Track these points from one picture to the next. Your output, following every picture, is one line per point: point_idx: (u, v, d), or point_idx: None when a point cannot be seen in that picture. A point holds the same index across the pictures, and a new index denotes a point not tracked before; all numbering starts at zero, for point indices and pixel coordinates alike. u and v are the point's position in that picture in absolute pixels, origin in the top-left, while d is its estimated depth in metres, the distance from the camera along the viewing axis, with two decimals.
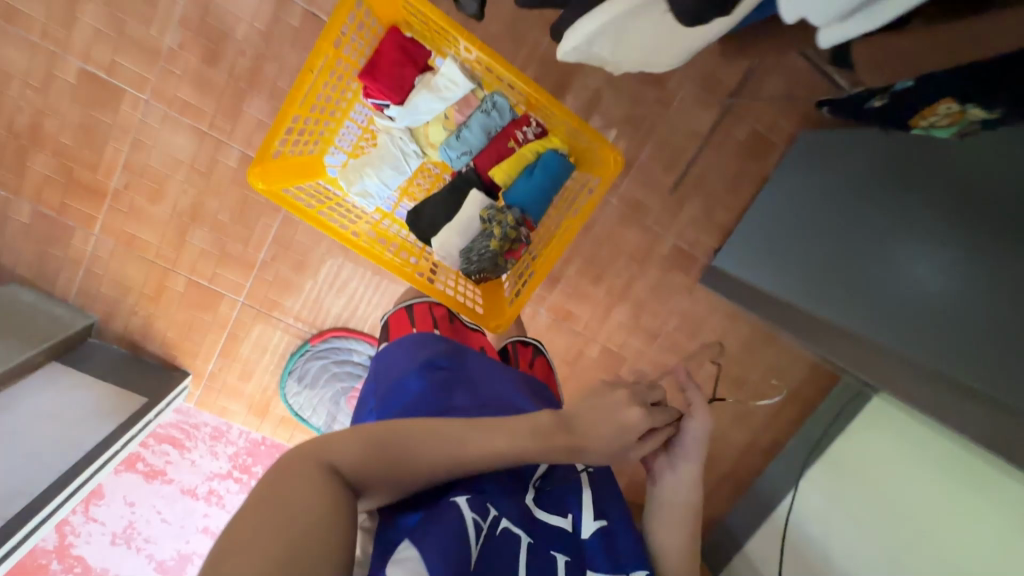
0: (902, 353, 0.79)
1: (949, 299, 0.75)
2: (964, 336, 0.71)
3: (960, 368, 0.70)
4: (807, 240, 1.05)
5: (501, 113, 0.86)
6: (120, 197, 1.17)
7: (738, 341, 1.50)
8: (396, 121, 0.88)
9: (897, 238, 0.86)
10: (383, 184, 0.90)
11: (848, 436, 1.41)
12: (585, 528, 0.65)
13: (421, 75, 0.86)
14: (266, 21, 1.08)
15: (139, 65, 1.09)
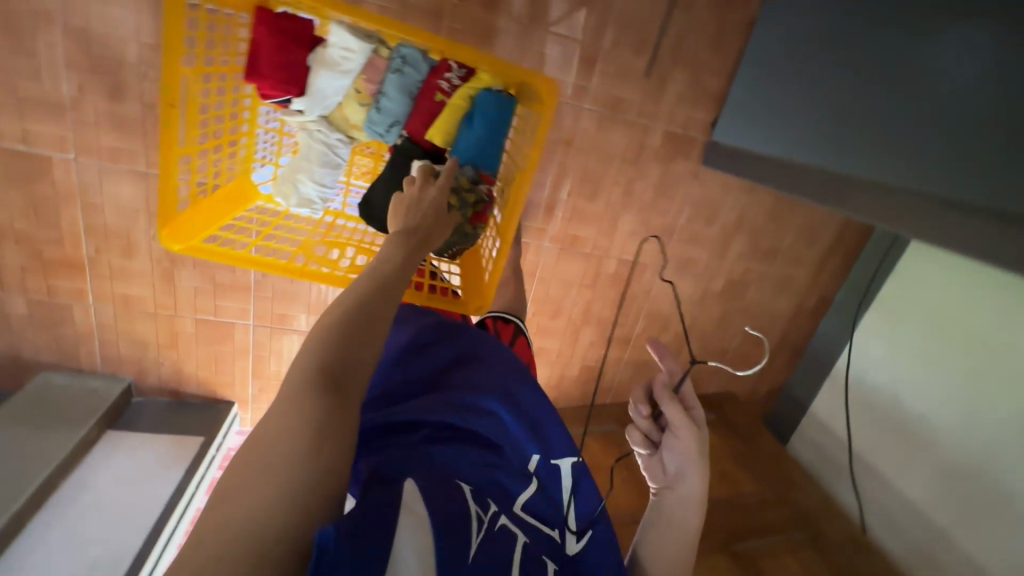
0: (935, 192, 0.72)
1: (980, 120, 0.67)
2: (999, 157, 0.64)
3: (999, 193, 0.63)
4: (815, 91, 0.93)
5: (415, 67, 0.75)
6: (97, 262, 1.15)
7: (762, 212, 1.37)
8: (307, 113, 0.79)
9: (926, 58, 0.75)
10: (319, 185, 0.83)
11: (897, 280, 1.35)
12: (570, 545, 0.67)
13: (313, 52, 0.74)
14: (152, 33, 0.96)
15: (52, 124, 1.01)
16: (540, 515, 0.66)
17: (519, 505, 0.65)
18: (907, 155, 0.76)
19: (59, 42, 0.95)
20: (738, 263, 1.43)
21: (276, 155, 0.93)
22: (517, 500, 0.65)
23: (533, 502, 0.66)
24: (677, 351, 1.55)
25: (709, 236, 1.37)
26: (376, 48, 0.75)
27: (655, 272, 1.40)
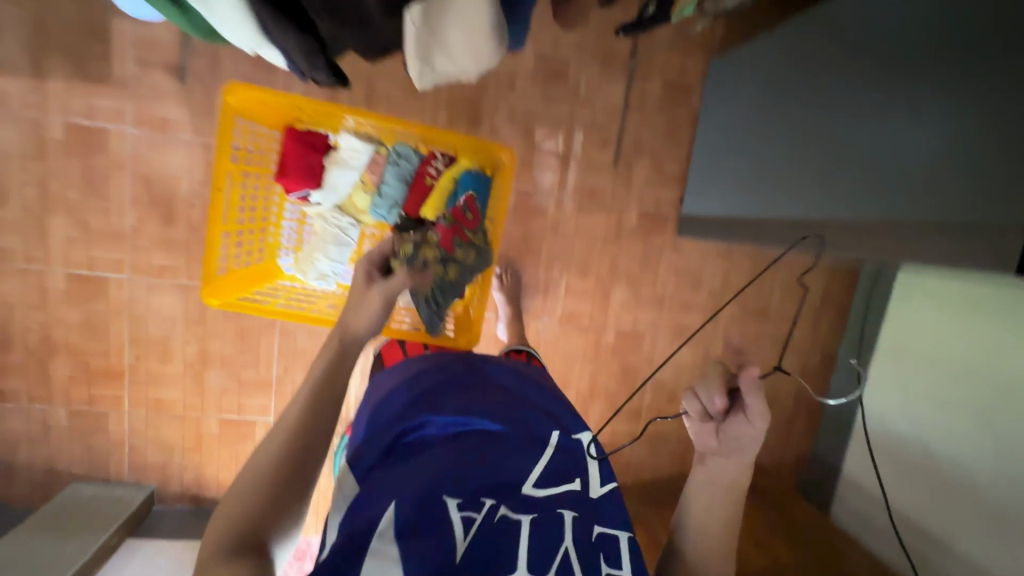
0: (901, 224, 0.72)
1: (933, 155, 0.68)
2: (958, 185, 0.64)
3: (959, 217, 0.64)
4: (773, 150, 1.01)
5: (408, 159, 0.93)
6: (136, 369, 1.26)
7: (745, 275, 1.45)
8: (323, 203, 0.94)
9: (874, 112, 0.77)
10: (335, 262, 0.96)
11: (892, 323, 1.36)
12: (594, 490, 0.63)
13: (327, 155, 0.92)
14: (202, 170, 1.19)
15: (112, 251, 1.20)
16: (556, 482, 0.62)
17: (531, 484, 0.60)
18: (839, 186, 0.83)
19: (128, 185, 1.18)
20: (732, 326, 1.48)
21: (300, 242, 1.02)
22: (528, 479, 0.61)
23: (546, 474, 0.62)
24: None
25: (699, 301, 1.44)
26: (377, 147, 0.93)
27: (653, 341, 1.45)
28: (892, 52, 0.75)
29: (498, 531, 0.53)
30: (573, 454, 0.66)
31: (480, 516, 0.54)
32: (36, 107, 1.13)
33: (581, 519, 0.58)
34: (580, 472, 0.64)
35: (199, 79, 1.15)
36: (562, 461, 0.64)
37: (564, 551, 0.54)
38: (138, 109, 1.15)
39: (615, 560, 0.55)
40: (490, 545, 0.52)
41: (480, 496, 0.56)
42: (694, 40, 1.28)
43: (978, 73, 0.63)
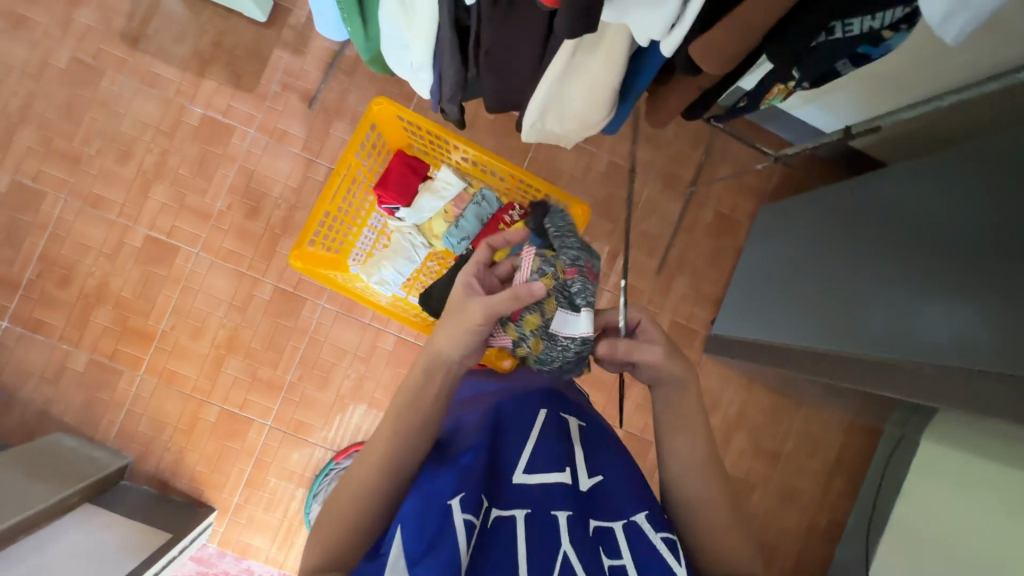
0: (926, 382, 0.78)
1: (965, 335, 0.74)
2: (984, 362, 0.71)
3: (982, 403, 0.70)
4: (812, 279, 1.07)
5: (490, 203, 1.04)
6: (166, 337, 1.31)
7: (762, 411, 1.45)
8: (406, 220, 1.07)
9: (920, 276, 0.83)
10: (397, 272, 1.06)
11: (907, 494, 1.31)
12: (583, 482, 0.60)
13: (424, 182, 1.07)
14: (298, 180, 1.34)
15: (194, 226, 1.32)
16: (545, 466, 0.58)
17: (521, 471, 0.58)
18: (876, 328, 0.87)
19: (231, 175, 1.33)
20: (741, 460, 1.44)
21: (371, 248, 1.13)
22: (517, 466, 0.59)
23: (536, 457, 0.59)
24: None
25: (712, 424, 1.43)
26: (467, 187, 1.07)
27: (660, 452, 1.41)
28: (948, 234, 0.81)
29: (495, 536, 0.52)
30: (560, 436, 0.62)
31: (478, 521, 0.52)
32: (186, 96, 1.33)
33: (577, 517, 0.55)
34: (571, 461, 0.60)
35: (324, 109, 1.34)
36: (548, 446, 0.61)
37: (563, 553, 0.51)
38: (266, 118, 1.34)
39: (615, 551, 0.55)
40: (490, 550, 0.51)
41: (477, 494, 0.54)
42: (749, 187, 1.43)
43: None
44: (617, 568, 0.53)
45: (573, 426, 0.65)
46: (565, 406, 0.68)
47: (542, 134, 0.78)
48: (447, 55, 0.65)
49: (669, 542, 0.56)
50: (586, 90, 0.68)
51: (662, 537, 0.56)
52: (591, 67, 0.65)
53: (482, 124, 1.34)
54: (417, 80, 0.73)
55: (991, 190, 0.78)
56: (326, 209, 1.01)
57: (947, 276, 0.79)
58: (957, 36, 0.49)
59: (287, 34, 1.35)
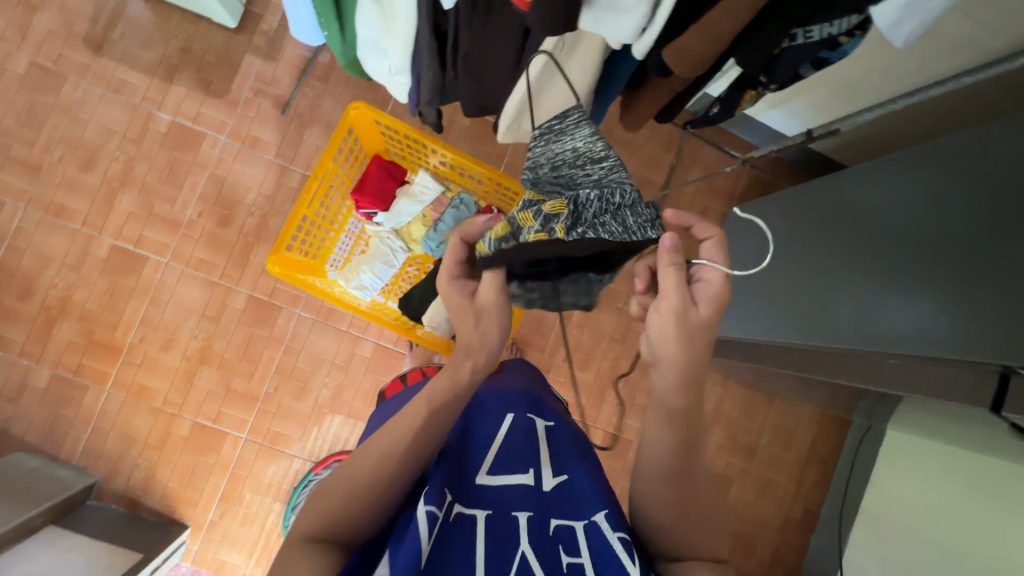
0: (912, 366, 0.80)
1: (935, 321, 0.75)
2: (962, 341, 0.71)
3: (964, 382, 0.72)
4: (778, 273, 1.10)
5: (468, 206, 1.03)
6: (135, 350, 1.27)
7: (736, 406, 1.48)
8: (384, 225, 1.08)
9: (885, 268, 0.86)
10: (376, 277, 1.08)
11: (877, 484, 1.36)
12: (546, 482, 0.59)
13: (402, 187, 1.08)
14: (271, 187, 1.32)
15: (163, 235, 1.28)
16: (509, 471, 0.59)
17: (484, 473, 0.58)
18: (837, 322, 0.90)
19: (202, 182, 1.30)
20: (718, 456, 1.47)
21: (349, 253, 1.15)
22: (480, 469, 0.59)
23: (498, 462, 0.60)
24: None
25: None
26: (445, 191, 1.07)
27: None
28: (911, 226, 0.85)
29: (458, 535, 0.50)
30: (526, 436, 0.63)
31: (442, 513, 0.51)
32: (153, 103, 1.30)
33: (537, 518, 0.54)
34: (534, 462, 0.61)
35: (297, 115, 1.33)
36: (513, 449, 0.61)
37: (522, 552, 0.50)
38: (237, 125, 1.32)
39: (575, 549, 0.53)
40: (451, 545, 0.49)
41: (441, 489, 0.53)
42: (718, 190, 1.47)
43: (992, 274, 0.72)
44: (577, 566, 0.51)
45: (539, 429, 0.65)
46: (533, 410, 0.70)
47: (518, 138, 0.82)
48: (427, 60, 0.69)
49: (625, 544, 0.53)
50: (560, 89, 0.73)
51: (618, 537, 0.53)
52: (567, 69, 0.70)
53: (458, 129, 1.34)
54: (395, 83, 0.77)
55: (952, 187, 0.82)
56: (304, 214, 1.01)
57: (898, 269, 0.84)
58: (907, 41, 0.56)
59: (259, 40, 1.33)
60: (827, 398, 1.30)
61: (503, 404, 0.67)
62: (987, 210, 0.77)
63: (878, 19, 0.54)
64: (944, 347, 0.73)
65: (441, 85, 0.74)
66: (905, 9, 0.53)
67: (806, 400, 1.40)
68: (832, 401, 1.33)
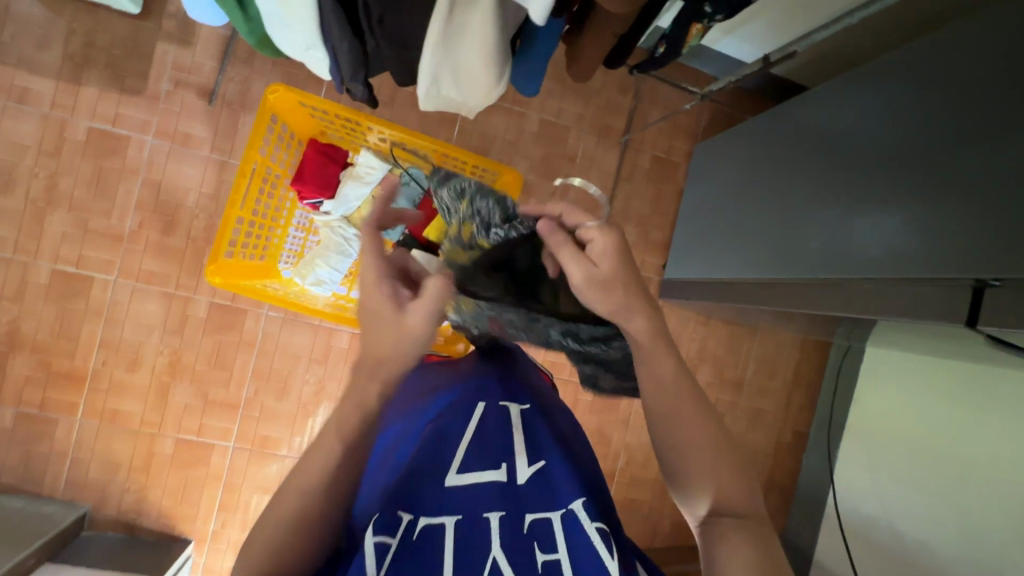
0: (883, 287, 0.77)
1: (910, 241, 0.73)
2: (935, 256, 0.69)
3: (934, 299, 0.70)
4: (753, 209, 1.07)
5: (419, 182, 1.01)
6: (100, 375, 1.21)
7: (719, 344, 1.49)
8: (332, 213, 1.03)
9: (857, 193, 0.83)
10: (333, 269, 1.02)
11: (859, 399, 1.40)
12: (521, 474, 0.57)
13: (344, 171, 1.02)
14: (213, 185, 1.23)
15: (105, 252, 1.20)
16: (479, 467, 0.56)
17: (455, 472, 0.55)
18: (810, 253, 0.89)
19: (136, 190, 1.21)
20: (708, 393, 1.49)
21: (301, 248, 1.10)
22: (450, 467, 0.55)
23: (470, 457, 0.57)
24: (663, 494, 1.48)
25: None
26: (392, 168, 1.02)
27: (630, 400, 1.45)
28: (878, 144, 0.81)
29: (422, 552, 0.47)
30: (498, 426, 0.61)
31: (396, 539, 0.47)
32: (64, 109, 1.18)
33: (511, 515, 0.52)
34: (507, 456, 0.58)
35: (227, 103, 1.23)
36: (484, 442, 0.59)
37: (493, 558, 0.48)
38: (163, 121, 1.22)
39: (551, 546, 0.51)
40: (412, 568, 0.46)
41: (396, 512, 0.49)
42: (681, 129, 1.42)
43: (959, 182, 0.68)
44: (553, 563, 0.49)
45: (515, 415, 0.64)
46: (506, 392, 0.67)
47: (438, 101, 0.78)
48: (337, 30, 0.64)
49: (603, 534, 0.51)
50: (474, 48, 0.68)
51: (596, 528, 0.52)
52: (469, 27, 0.65)
53: (402, 97, 1.26)
54: (310, 59, 0.71)
55: (908, 95, 0.78)
56: (239, 215, 0.94)
57: (868, 192, 0.81)
58: None
59: (169, 24, 1.21)
60: (807, 325, 1.31)
61: (474, 395, 0.65)
62: (941, 111, 0.73)
63: None
64: (916, 267, 0.71)
65: (362, 58, 0.68)
66: None
67: (787, 330, 1.41)
68: (809, 327, 1.33)
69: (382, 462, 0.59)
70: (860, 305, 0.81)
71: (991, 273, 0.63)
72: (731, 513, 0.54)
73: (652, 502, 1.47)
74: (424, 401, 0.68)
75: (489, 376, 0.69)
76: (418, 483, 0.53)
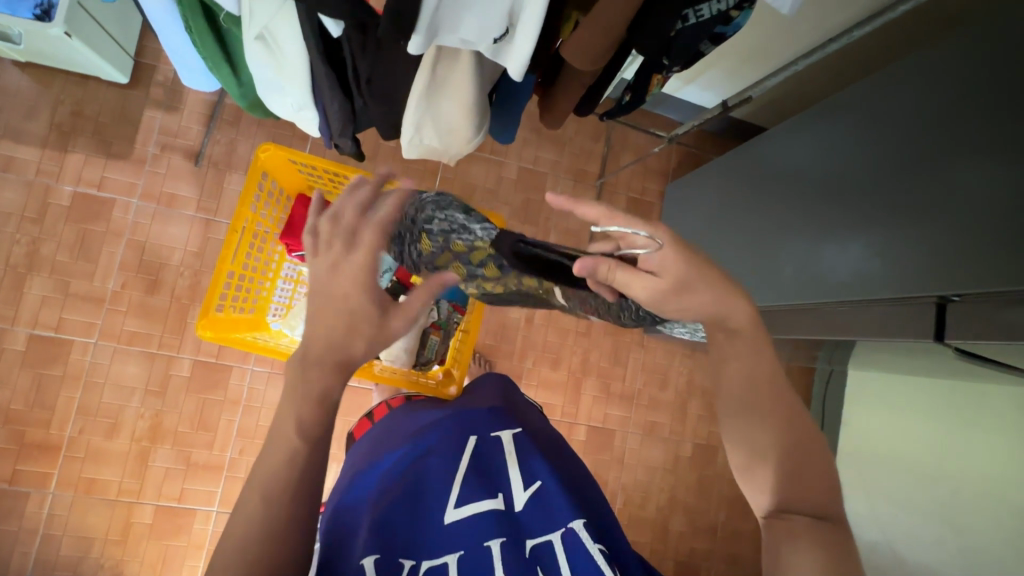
0: (860, 307, 0.81)
1: (876, 264, 0.77)
2: (901, 278, 0.73)
3: (906, 319, 0.74)
4: (727, 242, 1.12)
5: None
6: (76, 443, 1.17)
7: (707, 376, 1.51)
8: None
9: (824, 222, 0.88)
10: None
11: (848, 424, 1.41)
12: (517, 500, 0.58)
13: None
14: (198, 243, 1.24)
15: (86, 314, 1.19)
16: (475, 496, 0.56)
17: (453, 506, 0.55)
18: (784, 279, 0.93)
19: (120, 251, 1.21)
20: (700, 426, 1.50)
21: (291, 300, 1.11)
22: (446, 502, 0.55)
23: (465, 488, 0.57)
24: (664, 533, 1.45)
25: (665, 400, 1.48)
26: None
27: (624, 437, 1.44)
28: (837, 176, 0.87)
29: None
30: (490, 460, 0.62)
31: None
32: (50, 175, 1.20)
33: (511, 542, 0.53)
34: (502, 486, 0.59)
35: (213, 164, 1.26)
36: (478, 474, 0.59)
37: None
38: (149, 184, 1.24)
39: (554, 567, 0.53)
40: None
41: (397, 560, 0.49)
42: (652, 170, 1.49)
43: (913, 207, 0.73)
44: None
45: (507, 444, 0.64)
46: (496, 421, 0.67)
47: (422, 147, 0.83)
48: (329, 96, 0.70)
49: (606, 553, 0.53)
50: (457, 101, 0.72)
51: (599, 548, 0.53)
52: (450, 82, 0.70)
53: (385, 152, 1.31)
54: (303, 118, 0.78)
55: (858, 131, 0.85)
56: (231, 269, 0.95)
57: (832, 219, 0.86)
58: (791, 7, 0.56)
59: (157, 92, 1.26)
60: (789, 352, 1.34)
61: (465, 428, 0.64)
62: (891, 144, 0.79)
63: None
64: (881, 288, 0.76)
65: (351, 116, 0.74)
66: None
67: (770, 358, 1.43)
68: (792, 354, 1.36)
69: (360, 488, 0.56)
70: (841, 328, 0.85)
71: (953, 288, 0.67)
72: (803, 511, 0.51)
73: (653, 543, 1.43)
74: (411, 433, 0.66)
75: (478, 408, 0.69)
76: (409, 531, 0.52)
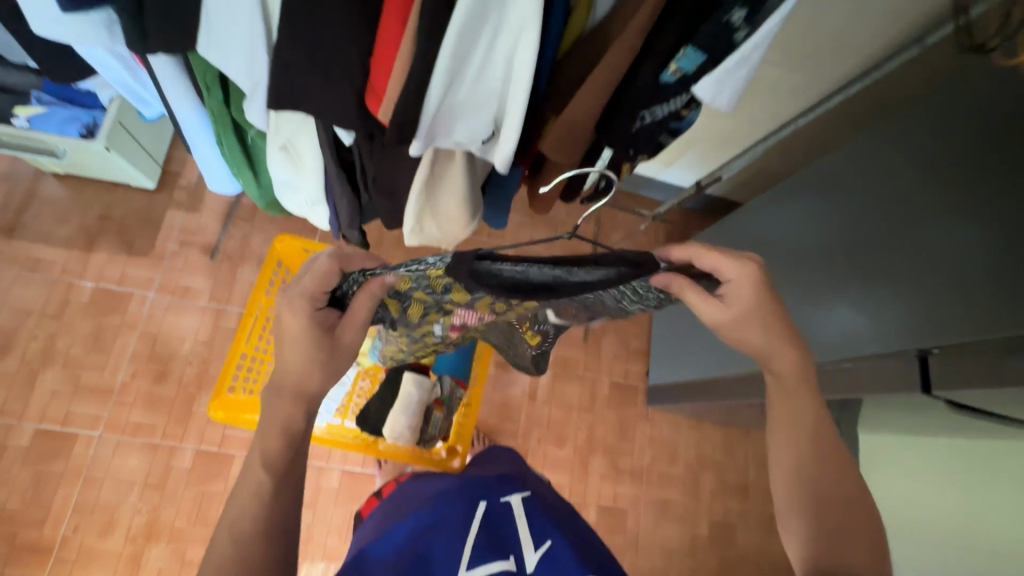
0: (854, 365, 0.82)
1: (861, 322, 0.80)
2: (888, 335, 0.76)
3: (900, 371, 0.74)
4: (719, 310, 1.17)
5: None
6: (68, 544, 1.13)
7: (716, 447, 1.48)
8: None
9: (806, 286, 0.93)
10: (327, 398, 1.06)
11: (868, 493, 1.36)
12: (529, 561, 0.57)
13: None
14: (208, 332, 1.29)
15: (94, 407, 1.20)
16: (487, 557, 0.55)
17: (464, 568, 0.54)
18: None
19: (133, 343, 1.26)
20: (714, 502, 1.44)
21: None
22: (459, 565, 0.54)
23: (477, 550, 0.56)
24: None
25: (676, 474, 1.44)
26: None
27: (636, 517, 1.39)
28: (813, 243, 0.93)
29: None
30: (500, 522, 0.61)
31: None
32: (73, 274, 1.27)
33: None
34: (513, 547, 0.58)
35: (227, 257, 1.34)
36: (488, 536, 0.58)
37: None
38: (166, 278, 1.31)
39: None
40: None
41: None
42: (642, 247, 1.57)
43: (887, 268, 0.79)
44: None
45: (517, 509, 0.64)
46: (505, 487, 0.67)
47: (424, 238, 0.90)
48: (339, 189, 0.77)
49: None
50: (453, 195, 0.80)
51: None
52: (446, 179, 0.78)
53: (388, 240, 1.39)
54: (315, 212, 0.87)
55: (826, 203, 0.93)
56: (243, 351, 0.99)
57: (818, 282, 0.91)
58: (728, 103, 0.63)
59: (180, 195, 1.37)
60: None
61: (473, 491, 0.64)
62: (861, 214, 0.86)
63: (703, 95, 0.60)
64: (869, 344, 0.79)
65: (359, 209, 0.83)
66: (718, 84, 0.60)
67: None
68: None
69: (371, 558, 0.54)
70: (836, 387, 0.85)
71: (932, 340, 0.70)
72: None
73: None
74: (419, 504, 0.65)
75: (486, 475, 0.69)
76: None
